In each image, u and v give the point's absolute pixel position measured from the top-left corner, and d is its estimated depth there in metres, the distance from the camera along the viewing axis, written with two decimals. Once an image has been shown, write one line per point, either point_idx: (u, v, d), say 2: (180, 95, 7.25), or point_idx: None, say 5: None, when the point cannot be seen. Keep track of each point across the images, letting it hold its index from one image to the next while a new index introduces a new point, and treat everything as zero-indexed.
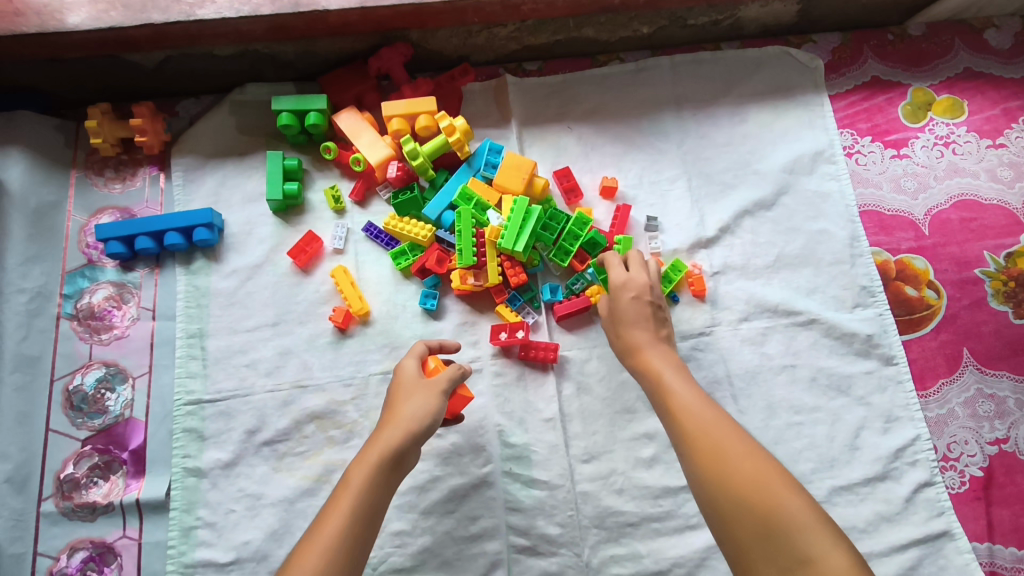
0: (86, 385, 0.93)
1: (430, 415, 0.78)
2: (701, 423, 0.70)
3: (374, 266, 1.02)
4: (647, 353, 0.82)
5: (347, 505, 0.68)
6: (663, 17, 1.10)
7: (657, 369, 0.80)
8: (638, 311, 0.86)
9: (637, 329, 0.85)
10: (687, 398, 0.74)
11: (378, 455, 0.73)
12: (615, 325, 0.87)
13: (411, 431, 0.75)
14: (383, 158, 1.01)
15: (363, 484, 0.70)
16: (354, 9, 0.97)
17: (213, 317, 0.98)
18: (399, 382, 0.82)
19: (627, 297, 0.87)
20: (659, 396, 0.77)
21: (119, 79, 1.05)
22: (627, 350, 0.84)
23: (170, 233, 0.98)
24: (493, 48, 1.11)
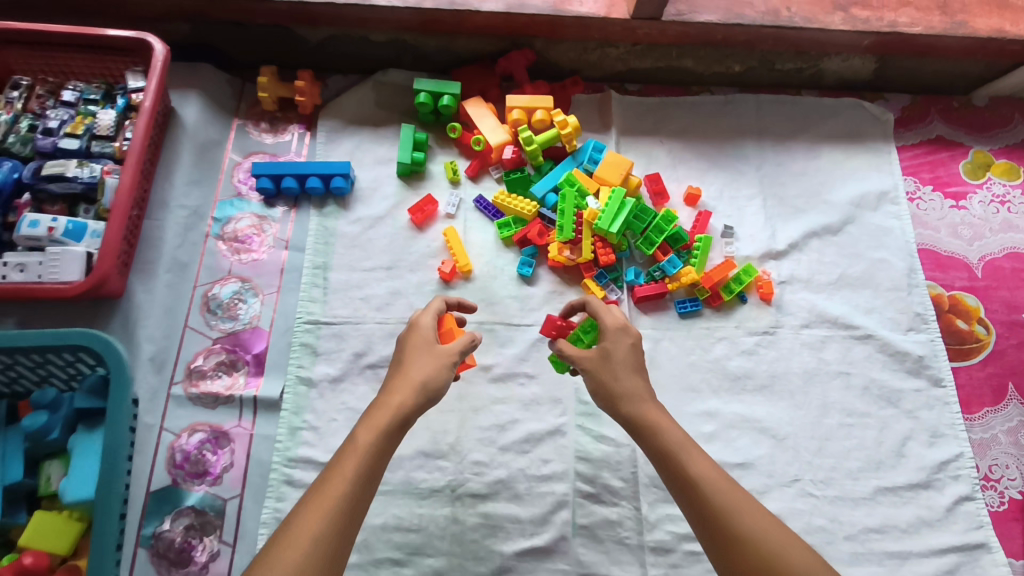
0: (223, 294, 1.07)
1: (437, 382, 0.81)
2: (752, 530, 0.69)
3: (479, 232, 1.15)
4: (661, 421, 0.79)
5: (353, 467, 0.71)
6: (755, 58, 1.26)
7: (676, 447, 0.76)
8: (632, 360, 0.84)
9: (635, 377, 0.82)
10: (727, 495, 0.72)
11: (386, 420, 0.76)
12: (614, 369, 0.83)
13: (417, 392, 0.78)
14: (501, 142, 1.15)
15: (370, 447, 0.73)
16: (500, 13, 1.13)
17: (337, 254, 1.11)
18: (409, 345, 0.83)
19: (626, 346, 0.84)
20: (686, 488, 0.74)
21: (285, 49, 1.22)
22: (625, 399, 0.81)
23: (312, 178, 1.13)
24: (603, 66, 1.26)
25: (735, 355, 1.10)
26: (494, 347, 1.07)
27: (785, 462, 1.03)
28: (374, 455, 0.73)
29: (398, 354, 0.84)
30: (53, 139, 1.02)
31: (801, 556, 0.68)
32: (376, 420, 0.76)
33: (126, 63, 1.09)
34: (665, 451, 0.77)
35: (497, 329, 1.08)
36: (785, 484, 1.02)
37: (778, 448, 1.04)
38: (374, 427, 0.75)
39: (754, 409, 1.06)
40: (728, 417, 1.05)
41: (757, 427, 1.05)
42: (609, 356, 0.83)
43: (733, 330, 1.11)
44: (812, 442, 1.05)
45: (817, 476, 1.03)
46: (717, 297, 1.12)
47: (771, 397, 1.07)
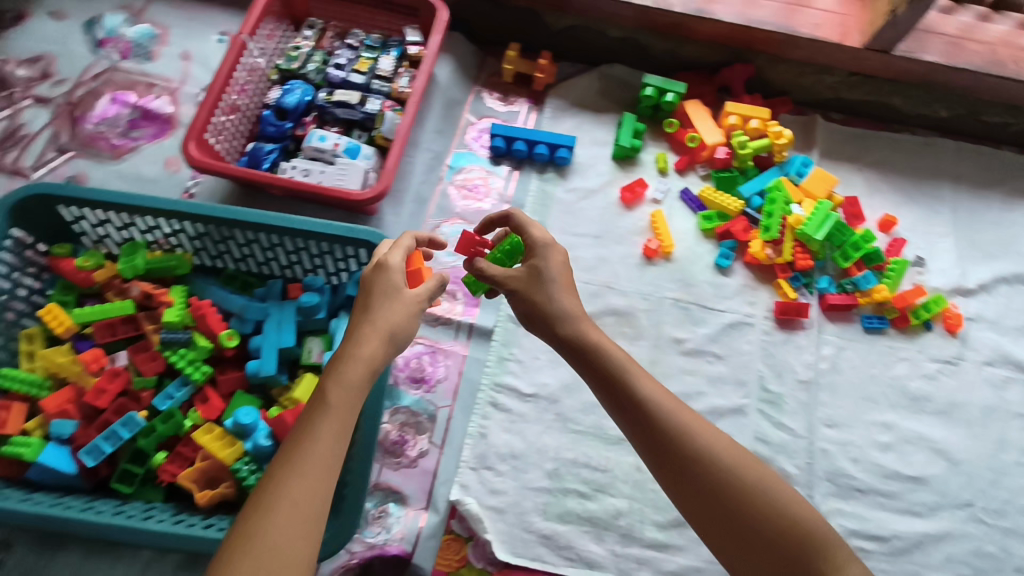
0: (448, 231, 1.19)
1: (403, 325, 0.74)
2: (713, 454, 0.69)
3: (682, 221, 1.23)
4: (606, 347, 0.78)
5: (324, 427, 0.64)
6: (963, 106, 1.31)
7: (625, 373, 0.76)
8: (561, 273, 0.83)
9: (566, 293, 0.82)
10: (678, 416, 0.72)
11: (360, 371, 0.69)
12: (547, 289, 0.82)
13: (386, 341, 0.71)
14: (716, 142, 1.24)
15: (338, 405, 0.66)
16: (743, 24, 1.23)
17: (553, 217, 1.22)
18: (372, 291, 0.75)
19: (556, 263, 0.84)
20: (636, 414, 0.73)
21: (528, 31, 1.36)
22: (564, 319, 0.80)
23: (540, 145, 1.25)
24: (813, 91, 1.34)
25: (916, 376, 1.13)
26: (687, 324, 1.15)
27: (958, 485, 1.06)
28: (341, 416, 0.66)
29: (368, 294, 0.75)
30: (343, 74, 1.18)
31: (757, 470, 0.69)
32: (344, 374, 0.68)
33: (405, 21, 1.25)
34: (612, 373, 0.76)
35: (691, 308, 1.16)
36: (957, 506, 1.04)
37: (953, 471, 1.06)
38: (345, 380, 0.67)
39: (931, 429, 1.10)
40: (905, 432, 1.09)
41: (933, 447, 1.08)
42: (537, 274, 0.83)
43: (917, 354, 1.15)
44: (986, 473, 1.07)
45: (989, 505, 1.05)
46: (903, 319, 1.17)
47: (948, 422, 1.10)
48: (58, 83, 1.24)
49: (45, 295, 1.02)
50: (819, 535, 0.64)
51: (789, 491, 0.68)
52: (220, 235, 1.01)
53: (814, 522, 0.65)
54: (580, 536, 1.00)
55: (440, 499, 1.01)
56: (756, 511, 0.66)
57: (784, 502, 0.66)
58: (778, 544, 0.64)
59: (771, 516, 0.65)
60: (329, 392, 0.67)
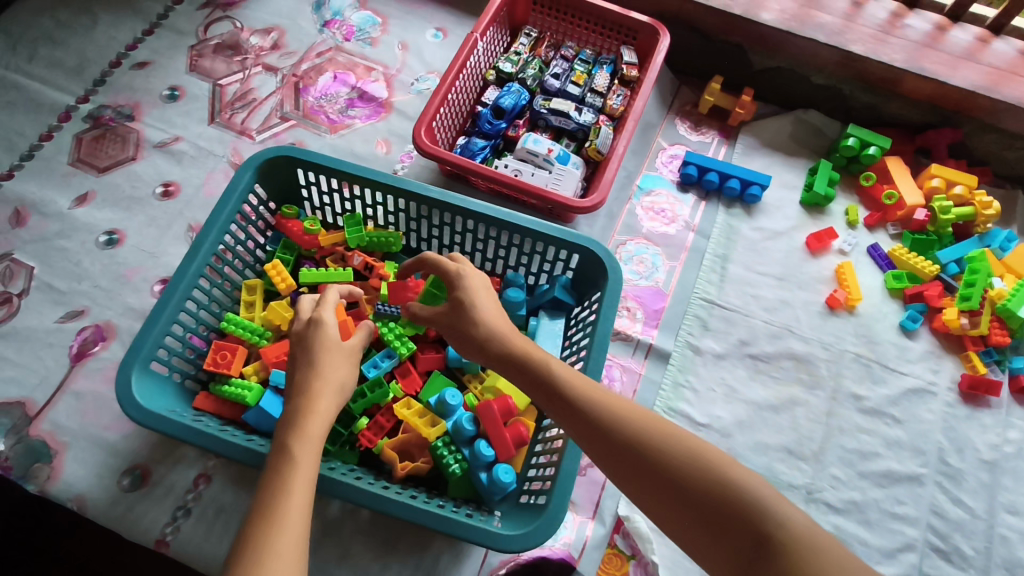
0: (635, 250, 1.22)
1: (344, 376, 0.76)
2: (646, 435, 0.64)
3: (868, 277, 1.22)
4: (529, 350, 0.73)
5: (291, 478, 0.64)
6: None
7: (553, 374, 0.70)
8: (480, 289, 0.79)
9: (486, 304, 0.77)
10: (612, 409, 0.66)
11: (318, 422, 0.70)
12: (468, 310, 0.77)
13: (337, 392, 0.74)
14: (917, 202, 1.22)
15: (300, 457, 0.66)
16: (967, 89, 1.22)
17: (737, 252, 1.23)
18: (309, 347, 0.77)
19: (474, 282, 0.79)
20: (569, 414, 0.68)
21: (730, 68, 1.38)
22: (488, 333, 0.75)
23: (734, 179, 1.26)
24: (1017, 166, 1.32)
25: None
26: (868, 381, 1.13)
27: None
28: (303, 465, 0.66)
29: (307, 351, 0.77)
30: (559, 83, 1.24)
31: (692, 444, 0.63)
32: (304, 429, 0.69)
33: (619, 41, 1.30)
34: (541, 380, 0.70)
35: (873, 366, 1.14)
36: None
37: None
38: (306, 433, 0.68)
39: None
40: None
41: None
42: (460, 298, 0.78)
43: None
44: None
45: None
46: None
47: None
48: (286, 54, 1.34)
49: (265, 251, 1.07)
50: (764, 500, 0.59)
51: (723, 455, 0.63)
52: (441, 220, 1.05)
53: (756, 485, 0.60)
54: None
55: (607, 511, 0.98)
56: (706, 492, 0.60)
57: (726, 472, 0.61)
58: (731, 523, 0.59)
59: (715, 492, 0.60)
60: (289, 444, 0.67)
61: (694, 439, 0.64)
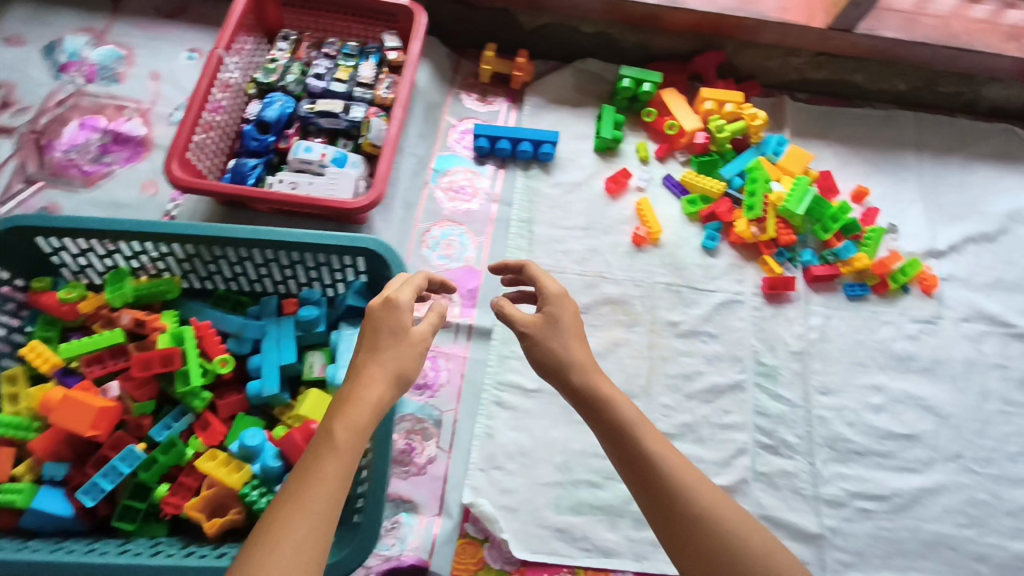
0: (441, 234, 1.20)
1: (410, 366, 0.72)
2: (709, 511, 0.65)
3: (667, 207, 1.26)
4: (613, 398, 0.75)
5: (331, 474, 0.61)
6: (920, 78, 1.38)
7: (631, 427, 0.72)
8: (577, 329, 0.81)
9: (578, 347, 0.79)
10: (682, 476, 0.68)
11: (365, 411, 0.66)
12: (561, 338, 0.79)
13: (397, 383, 0.70)
14: (694, 127, 1.28)
15: (345, 450, 0.63)
16: (712, 12, 1.28)
17: (541, 212, 1.24)
18: (380, 329, 0.72)
19: (568, 313, 0.82)
20: (636, 463, 0.70)
21: (503, 31, 1.37)
22: (576, 368, 0.77)
23: (525, 142, 1.26)
24: (780, 74, 1.40)
25: (900, 338, 1.19)
26: (681, 306, 1.17)
27: (948, 439, 1.11)
28: (344, 466, 0.62)
29: (375, 330, 0.73)
30: (323, 83, 1.17)
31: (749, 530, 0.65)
32: (355, 420, 0.65)
33: (381, 27, 1.25)
34: (618, 429, 0.72)
35: (683, 291, 1.19)
36: (948, 458, 1.09)
37: (942, 426, 1.12)
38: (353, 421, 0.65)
39: (918, 387, 1.15)
40: (895, 392, 1.14)
41: (922, 404, 1.13)
42: (554, 326, 0.80)
43: (898, 316, 1.20)
44: (973, 424, 1.12)
45: (978, 454, 1.10)
46: (883, 284, 1.22)
47: (934, 379, 1.16)
48: (20, 111, 1.21)
49: (23, 332, 0.97)
50: None
51: (776, 546, 0.65)
52: (212, 255, 0.98)
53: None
54: (595, 525, 0.99)
55: (453, 503, 0.99)
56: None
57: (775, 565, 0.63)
58: None
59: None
60: (336, 431, 0.64)
61: (752, 523, 0.66)
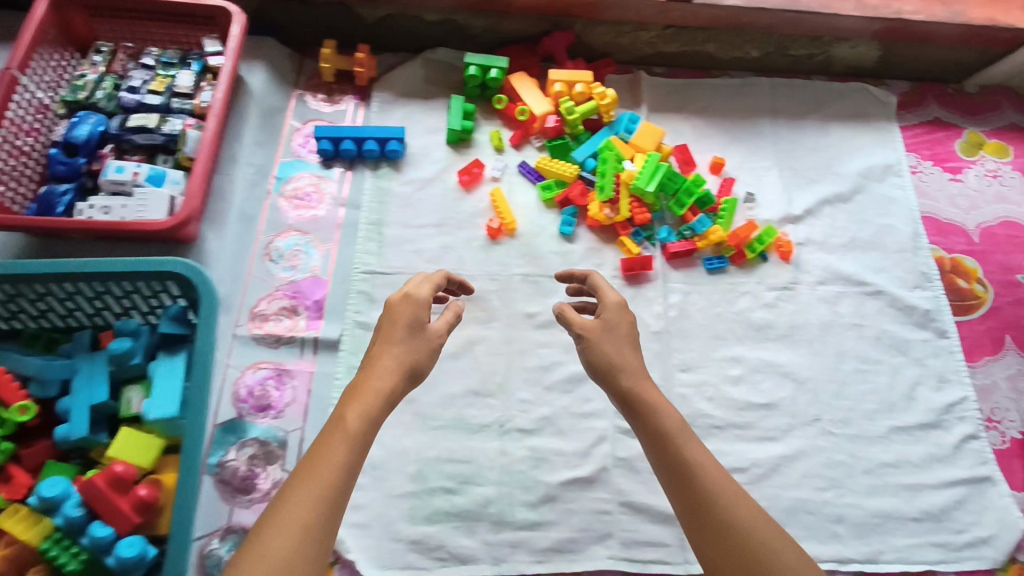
0: (284, 245, 1.15)
1: (418, 355, 0.83)
2: (734, 515, 0.71)
3: (522, 195, 1.23)
4: (658, 404, 0.81)
5: (337, 447, 0.71)
6: (771, 44, 1.36)
7: (667, 432, 0.79)
8: (633, 340, 0.87)
9: (633, 357, 0.85)
10: (714, 481, 0.74)
11: (374, 398, 0.77)
12: (613, 343, 0.86)
13: (409, 375, 0.81)
14: (545, 111, 1.24)
15: (354, 428, 0.73)
16: None
17: (391, 212, 1.19)
18: (396, 321, 0.84)
19: (624, 325, 0.88)
20: (670, 461, 0.77)
21: (343, 27, 1.31)
22: (623, 372, 0.83)
23: (370, 141, 1.21)
24: (633, 49, 1.37)
25: (758, 307, 1.19)
26: (538, 297, 1.15)
27: (806, 403, 1.12)
28: (351, 444, 0.72)
29: (387, 322, 0.84)
30: (138, 96, 1.10)
31: (764, 530, 0.70)
32: (362, 400, 0.76)
33: (203, 32, 1.19)
34: (654, 431, 0.79)
35: (540, 281, 1.16)
36: (806, 423, 1.11)
37: (800, 391, 1.13)
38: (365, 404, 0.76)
39: (776, 355, 1.16)
40: (753, 362, 1.14)
41: (780, 371, 1.14)
42: (611, 333, 0.87)
43: (756, 285, 1.21)
44: (829, 385, 1.14)
45: (835, 415, 1.12)
46: (741, 255, 1.22)
47: (791, 344, 1.17)
48: None
49: None
50: None
51: (794, 552, 0.69)
52: (6, 292, 0.90)
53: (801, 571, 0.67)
54: (452, 533, 0.97)
55: None
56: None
57: (784, 558, 0.68)
58: None
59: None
60: (349, 415, 0.74)
61: (767, 522, 0.71)
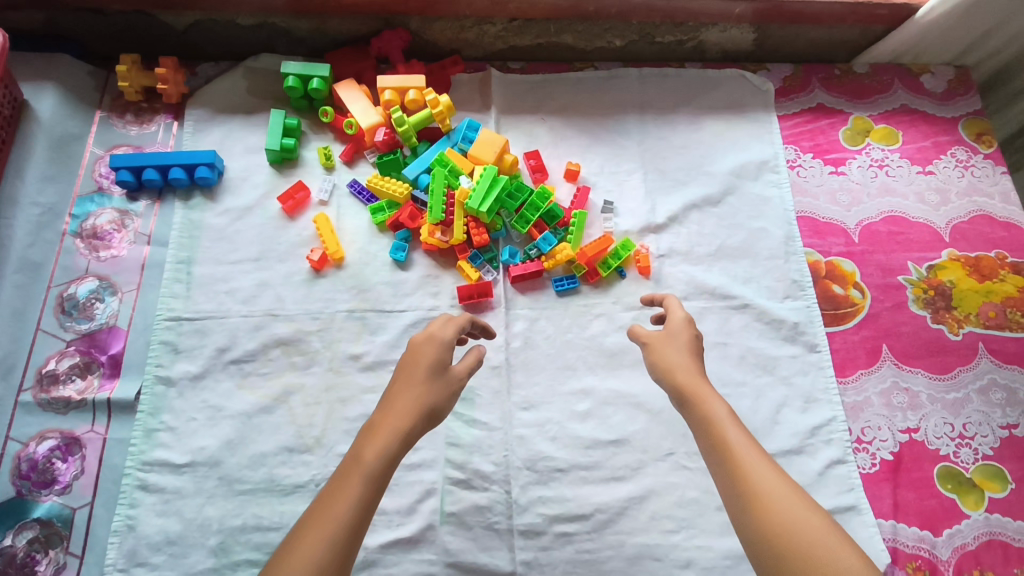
0: (79, 293, 1.03)
1: (436, 396, 0.81)
2: (786, 517, 0.65)
3: (353, 219, 1.12)
4: (710, 402, 0.75)
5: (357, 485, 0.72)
6: (633, 31, 1.23)
7: (720, 429, 0.73)
8: (695, 348, 0.82)
9: (691, 360, 0.81)
10: (767, 481, 0.67)
11: (390, 437, 0.76)
12: (674, 350, 0.82)
13: (426, 418, 0.79)
14: (372, 123, 1.12)
15: (373, 468, 0.73)
16: None
17: (203, 248, 1.07)
18: (423, 359, 0.83)
19: (682, 331, 0.83)
20: (717, 451, 0.72)
21: (150, 36, 1.16)
22: (678, 376, 0.79)
23: (174, 168, 1.08)
24: (483, 44, 1.24)
25: (612, 331, 1.09)
26: (364, 336, 1.04)
27: (659, 436, 1.03)
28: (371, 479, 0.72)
29: (411, 361, 0.83)
30: None
31: (816, 529, 0.63)
32: (378, 438, 0.76)
33: None
34: (709, 428, 0.73)
35: (368, 317, 1.06)
36: (659, 458, 1.02)
37: (653, 422, 1.04)
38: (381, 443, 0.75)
39: (630, 384, 1.06)
40: (604, 394, 1.05)
41: (633, 402, 1.05)
42: (671, 339, 0.83)
43: (611, 306, 1.11)
44: None
45: (691, 448, 1.03)
46: (594, 273, 1.11)
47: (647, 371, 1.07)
48: None
49: None
50: None
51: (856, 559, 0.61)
52: None
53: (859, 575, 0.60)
54: None
55: None
56: None
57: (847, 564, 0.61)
58: None
59: None
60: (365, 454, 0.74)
61: (827, 526, 0.64)
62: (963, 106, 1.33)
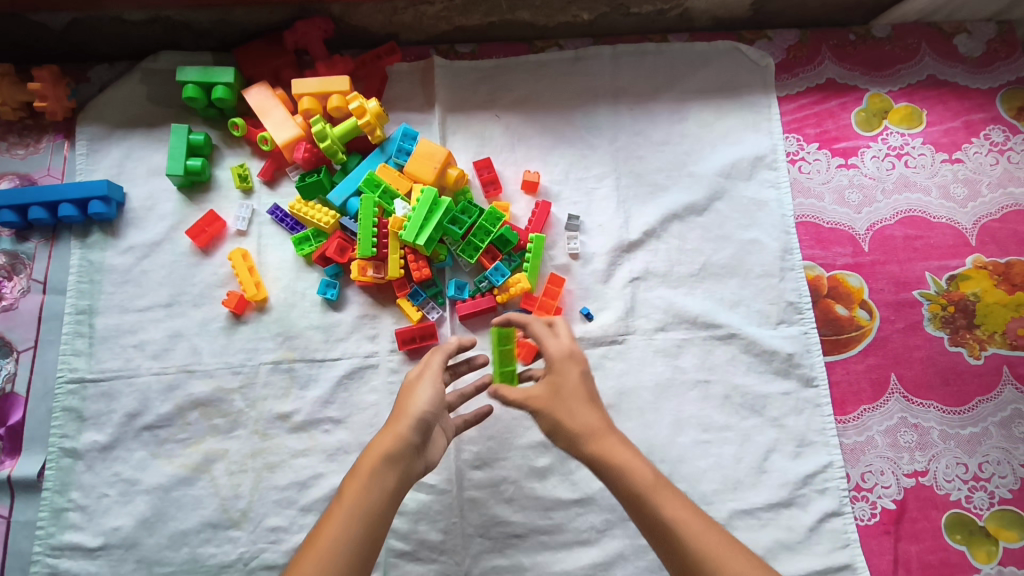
0: None
1: (421, 403, 0.70)
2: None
3: (277, 250, 0.97)
4: (620, 461, 0.69)
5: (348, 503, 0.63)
6: (603, 3, 1.03)
7: (641, 493, 0.66)
8: (586, 385, 0.75)
9: (593, 408, 0.73)
10: (703, 540, 0.63)
11: (376, 455, 0.66)
12: (566, 404, 0.73)
13: (411, 424, 0.69)
14: (289, 139, 0.95)
15: (362, 481, 0.64)
16: None
17: (106, 294, 0.94)
18: (406, 385, 0.74)
19: (569, 367, 0.76)
20: (653, 529, 0.65)
21: (27, 39, 0.98)
22: (584, 434, 0.71)
23: (63, 204, 0.93)
24: (422, 27, 1.05)
25: None
26: (293, 391, 0.92)
27: None
28: (370, 481, 0.64)
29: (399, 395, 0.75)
30: None
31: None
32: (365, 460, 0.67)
33: None
34: (629, 496, 0.67)
35: (297, 369, 0.93)
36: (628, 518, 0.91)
37: None
38: (365, 470, 0.66)
39: None
40: None
41: None
42: (557, 389, 0.74)
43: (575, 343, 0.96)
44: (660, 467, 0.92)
45: None
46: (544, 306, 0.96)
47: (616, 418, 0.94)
48: None
49: None
50: None
51: None
52: None
53: None
54: None
55: None
56: None
57: None
58: None
59: None
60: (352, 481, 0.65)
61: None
62: (1003, 74, 1.11)
